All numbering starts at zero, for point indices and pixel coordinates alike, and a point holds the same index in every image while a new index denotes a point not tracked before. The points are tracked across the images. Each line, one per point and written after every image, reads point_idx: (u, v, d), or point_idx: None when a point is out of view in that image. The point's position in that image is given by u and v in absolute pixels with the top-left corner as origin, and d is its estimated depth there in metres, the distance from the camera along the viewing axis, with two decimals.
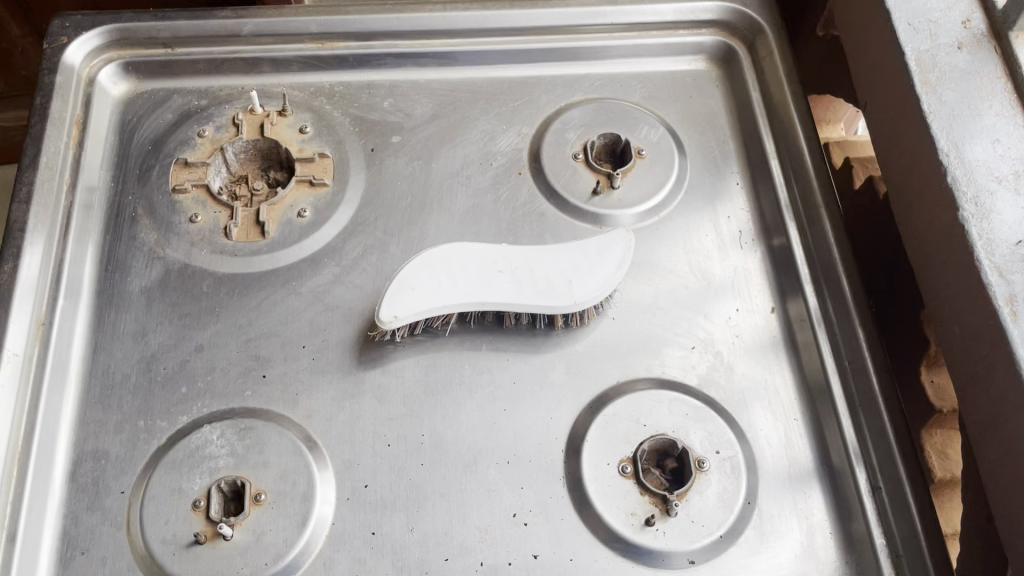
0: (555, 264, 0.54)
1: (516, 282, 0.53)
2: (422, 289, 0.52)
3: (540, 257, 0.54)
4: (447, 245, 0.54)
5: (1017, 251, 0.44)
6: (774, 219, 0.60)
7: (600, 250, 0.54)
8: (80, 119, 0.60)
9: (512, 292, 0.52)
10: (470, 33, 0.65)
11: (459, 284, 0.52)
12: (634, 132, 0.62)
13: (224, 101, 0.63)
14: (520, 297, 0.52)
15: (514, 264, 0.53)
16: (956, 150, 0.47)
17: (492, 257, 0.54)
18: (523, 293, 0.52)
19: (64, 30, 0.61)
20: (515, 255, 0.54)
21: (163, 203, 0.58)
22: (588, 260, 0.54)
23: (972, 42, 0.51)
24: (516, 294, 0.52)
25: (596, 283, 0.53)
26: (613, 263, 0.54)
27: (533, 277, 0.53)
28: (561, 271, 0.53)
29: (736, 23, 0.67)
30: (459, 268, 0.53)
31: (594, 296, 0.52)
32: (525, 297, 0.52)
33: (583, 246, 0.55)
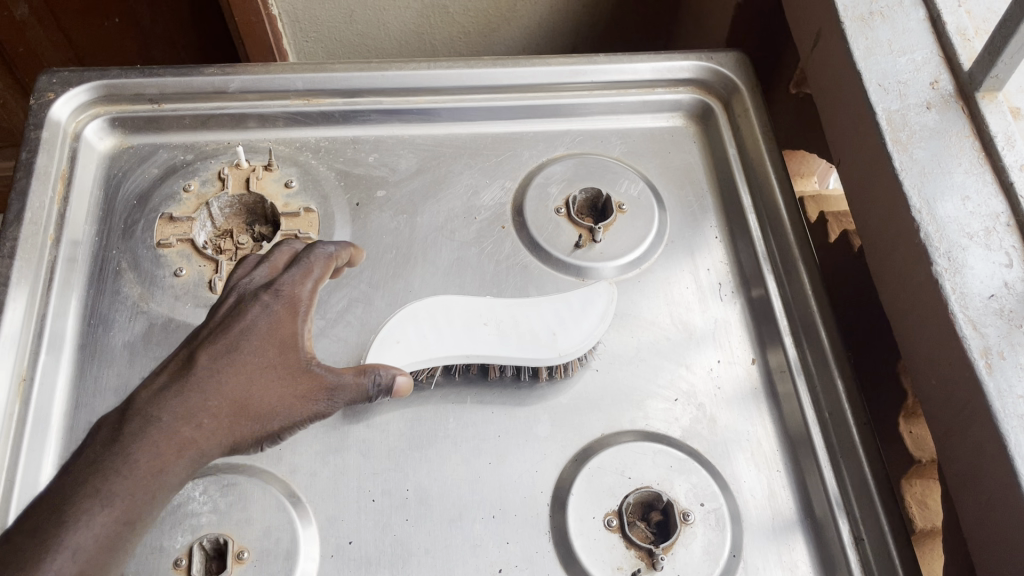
0: (540, 317, 0.54)
1: (500, 336, 0.53)
2: (406, 343, 0.52)
3: (523, 309, 0.55)
4: (431, 297, 0.55)
5: (990, 305, 0.45)
6: (753, 270, 0.61)
7: (584, 304, 0.55)
8: (65, 174, 0.60)
9: (496, 345, 0.53)
10: (453, 91, 0.66)
11: (445, 337, 0.53)
12: (615, 187, 0.64)
13: (209, 155, 0.63)
14: (504, 350, 0.53)
15: (499, 317, 0.54)
16: (928, 207, 0.48)
17: (478, 310, 0.54)
18: (508, 347, 0.53)
19: (52, 86, 0.62)
20: (501, 309, 0.54)
21: (148, 257, 0.58)
22: (571, 314, 0.55)
23: (940, 102, 0.53)
24: (502, 347, 0.53)
25: (580, 335, 0.54)
26: (596, 317, 0.55)
27: (518, 330, 0.54)
28: (546, 323, 0.54)
29: (712, 81, 0.68)
30: (445, 321, 0.54)
31: (577, 348, 0.53)
32: (511, 350, 0.53)
33: (566, 299, 0.56)
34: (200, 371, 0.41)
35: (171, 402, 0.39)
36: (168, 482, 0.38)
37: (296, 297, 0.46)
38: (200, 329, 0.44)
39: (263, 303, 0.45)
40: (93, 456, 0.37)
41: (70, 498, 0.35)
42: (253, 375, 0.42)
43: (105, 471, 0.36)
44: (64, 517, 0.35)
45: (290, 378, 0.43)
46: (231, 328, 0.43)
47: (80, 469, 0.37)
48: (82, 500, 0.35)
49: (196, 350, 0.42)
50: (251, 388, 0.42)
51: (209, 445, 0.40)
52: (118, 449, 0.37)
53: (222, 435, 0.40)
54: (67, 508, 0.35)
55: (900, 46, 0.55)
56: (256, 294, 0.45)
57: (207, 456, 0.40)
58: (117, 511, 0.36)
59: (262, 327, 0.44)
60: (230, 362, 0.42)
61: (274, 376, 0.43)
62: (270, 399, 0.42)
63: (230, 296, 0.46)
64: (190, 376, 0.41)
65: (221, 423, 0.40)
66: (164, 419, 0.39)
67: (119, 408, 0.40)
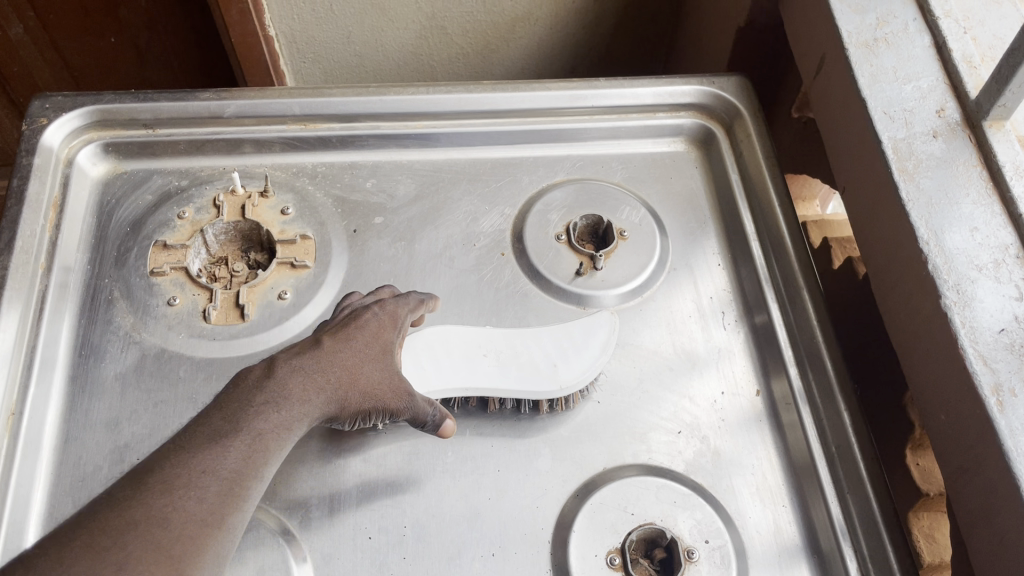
0: (542, 348, 0.54)
1: (501, 367, 0.53)
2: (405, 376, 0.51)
3: (524, 339, 0.54)
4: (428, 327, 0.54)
5: (1000, 340, 0.44)
6: (756, 297, 0.60)
7: (586, 335, 0.55)
8: (57, 201, 0.59)
9: (498, 377, 0.52)
10: (452, 116, 0.65)
11: (445, 370, 0.52)
12: (616, 213, 0.63)
13: (204, 182, 0.62)
14: (505, 382, 0.52)
15: (499, 348, 0.53)
16: (935, 238, 0.48)
17: (476, 341, 0.54)
18: (510, 378, 0.52)
19: (45, 111, 0.61)
20: (500, 340, 0.54)
21: (141, 285, 0.57)
22: (574, 344, 0.54)
23: (947, 131, 0.52)
24: (504, 379, 0.52)
25: (580, 365, 0.53)
26: (599, 347, 0.55)
27: (520, 361, 0.53)
28: (547, 354, 0.54)
29: (714, 106, 0.68)
30: (443, 353, 0.53)
31: (580, 379, 0.53)
32: (513, 382, 0.52)
33: (568, 330, 0.55)
34: (317, 353, 0.46)
35: (295, 371, 0.44)
36: (283, 440, 0.43)
37: (393, 314, 0.51)
38: (313, 330, 0.49)
39: (368, 313, 0.50)
40: (223, 411, 0.41)
41: (208, 439, 0.40)
42: (361, 364, 0.47)
43: (237, 423, 0.41)
44: (202, 453, 0.39)
45: (388, 372, 0.48)
46: (342, 329, 0.48)
47: (216, 417, 0.41)
48: (217, 441, 0.40)
49: (312, 339, 0.47)
50: (357, 373, 0.47)
51: (318, 411, 0.45)
52: (250, 401, 0.42)
53: (330, 407, 0.45)
54: (205, 446, 0.39)
55: (905, 73, 0.54)
56: (362, 307, 0.50)
57: (312, 419, 0.45)
58: (246, 458, 0.40)
59: (367, 330, 0.49)
60: (342, 349, 0.47)
61: (375, 367, 0.48)
62: (371, 386, 0.47)
63: (337, 312, 0.51)
64: (311, 353, 0.46)
65: (330, 398, 0.45)
66: (285, 384, 0.44)
67: (242, 375, 0.44)
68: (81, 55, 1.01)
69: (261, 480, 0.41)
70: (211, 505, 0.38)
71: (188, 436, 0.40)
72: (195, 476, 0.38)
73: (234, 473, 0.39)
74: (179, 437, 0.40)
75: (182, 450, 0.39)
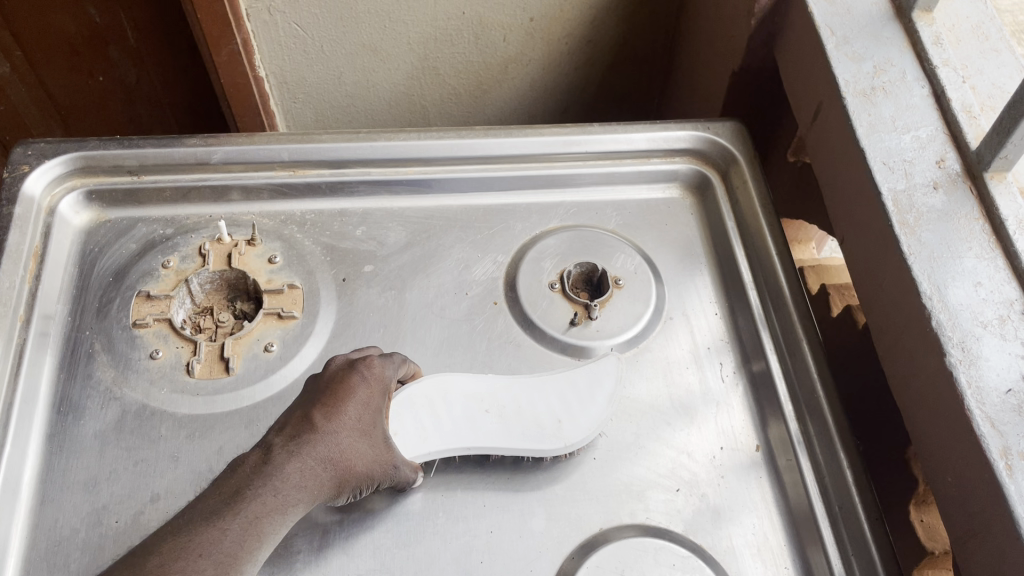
0: (546, 400, 0.53)
1: (504, 426, 0.51)
2: (404, 436, 0.50)
3: (527, 393, 0.53)
4: (423, 376, 0.53)
5: (1008, 400, 0.43)
6: (754, 346, 0.59)
7: (591, 383, 0.54)
8: (37, 251, 0.57)
9: (500, 437, 0.51)
10: (444, 162, 0.64)
11: (445, 429, 0.51)
12: (610, 261, 0.62)
13: (190, 230, 0.61)
14: (508, 442, 0.51)
15: (502, 403, 0.52)
16: (938, 293, 0.47)
17: (479, 395, 0.52)
18: (513, 438, 0.51)
19: (27, 158, 0.60)
20: (503, 393, 0.53)
21: (123, 337, 0.55)
22: (578, 395, 0.53)
23: (947, 182, 0.51)
24: (506, 439, 0.51)
25: (585, 421, 0.52)
26: (603, 397, 0.53)
27: (522, 417, 0.52)
28: (551, 409, 0.52)
29: (709, 151, 0.67)
30: (444, 410, 0.51)
31: (584, 435, 0.51)
32: (516, 442, 0.51)
33: (572, 378, 0.54)
34: (314, 432, 0.44)
35: (292, 454, 0.43)
36: (279, 525, 0.42)
37: (383, 379, 0.49)
38: (303, 396, 0.47)
39: (360, 377, 0.48)
40: (216, 500, 0.41)
41: (203, 529, 0.39)
42: (355, 440, 0.46)
43: (233, 511, 0.40)
44: (196, 543, 0.39)
45: (380, 445, 0.47)
46: (334, 396, 0.46)
47: (210, 506, 0.40)
48: (212, 531, 0.39)
49: (306, 411, 0.45)
50: (351, 452, 0.45)
51: (313, 494, 0.44)
52: (246, 489, 0.41)
53: (324, 488, 0.44)
54: (201, 537, 0.39)
55: (904, 122, 0.53)
56: (351, 367, 0.48)
57: (310, 502, 0.44)
58: (240, 547, 0.40)
59: (360, 399, 0.47)
60: (337, 425, 0.45)
61: (367, 442, 0.46)
62: (363, 463, 0.46)
63: (324, 369, 0.49)
64: (306, 432, 0.44)
65: (325, 479, 0.44)
66: (282, 471, 0.42)
67: (239, 459, 0.43)
68: (72, 108, 0.99)
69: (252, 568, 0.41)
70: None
71: (183, 523, 0.40)
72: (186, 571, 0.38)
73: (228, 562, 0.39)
74: (172, 524, 0.40)
75: (176, 537, 0.39)
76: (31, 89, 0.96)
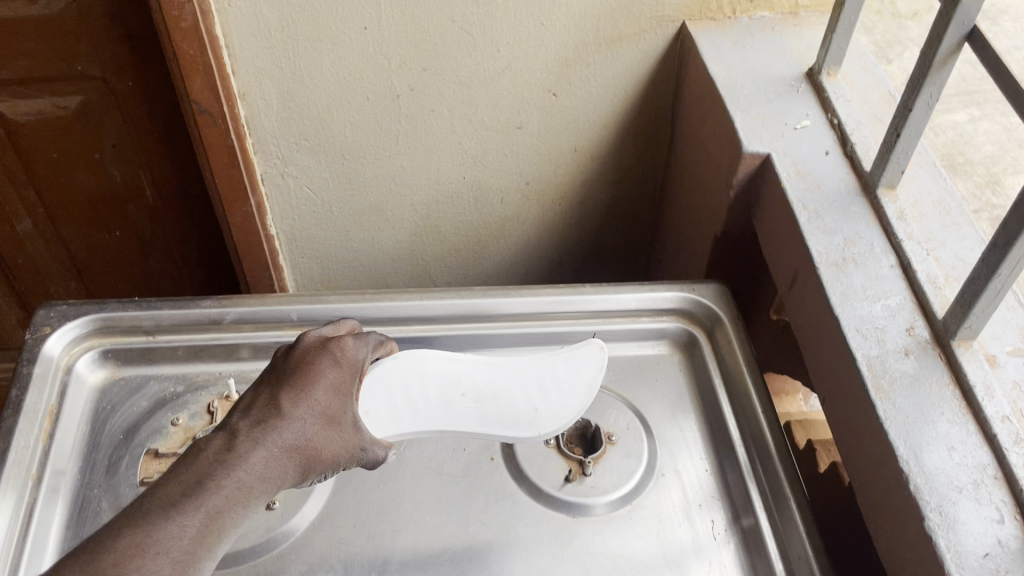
0: (523, 391, 0.60)
1: (479, 414, 0.58)
2: (376, 416, 0.56)
3: (503, 383, 0.60)
4: (402, 352, 0.59)
5: (987, 564, 0.44)
6: (743, 502, 0.60)
7: (571, 372, 0.60)
8: (53, 409, 0.60)
9: (474, 421, 0.58)
10: (445, 321, 0.68)
11: (420, 416, 0.57)
12: (603, 417, 0.64)
13: (199, 387, 0.63)
14: (482, 428, 0.58)
15: (478, 390, 0.59)
16: (915, 457, 0.49)
17: (457, 383, 0.59)
18: (486, 424, 0.58)
19: (49, 320, 0.63)
20: (479, 377, 0.60)
21: (128, 494, 0.56)
22: (556, 388, 0.60)
23: (918, 349, 0.54)
24: (479, 423, 0.58)
25: (558, 416, 0.58)
26: (585, 386, 0.59)
27: (498, 402, 0.59)
28: (525, 400, 0.59)
29: (695, 311, 0.70)
30: (421, 398, 0.58)
31: (556, 427, 0.58)
32: (489, 426, 0.58)
33: (544, 381, 0.60)
34: (280, 416, 0.47)
35: (255, 441, 0.45)
36: (241, 512, 0.44)
37: (352, 363, 0.52)
38: (270, 376, 0.50)
39: (328, 360, 0.51)
40: (181, 485, 0.43)
41: (164, 515, 0.41)
42: (323, 422, 0.48)
43: (195, 499, 0.42)
44: (159, 534, 0.40)
45: (347, 431, 0.49)
46: (302, 379, 0.49)
47: (172, 492, 0.42)
48: (173, 519, 0.41)
49: (272, 394, 0.48)
50: (317, 438, 0.47)
51: (278, 481, 0.46)
52: (207, 476, 0.43)
53: (289, 474, 0.46)
54: (162, 525, 0.41)
55: (874, 291, 0.57)
56: (322, 350, 0.52)
57: (273, 491, 0.46)
58: (203, 538, 0.42)
59: (327, 384, 0.50)
60: (304, 409, 0.48)
61: (335, 425, 0.49)
62: (330, 449, 0.48)
63: (293, 348, 0.52)
64: (271, 416, 0.47)
65: (290, 463, 0.46)
66: (244, 457, 0.44)
67: (205, 444, 0.45)
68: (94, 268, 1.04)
69: (214, 557, 0.42)
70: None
71: (142, 509, 0.41)
72: (146, 561, 0.39)
73: (189, 553, 0.41)
74: (132, 510, 0.42)
75: (136, 527, 0.40)
76: (58, 256, 1.01)
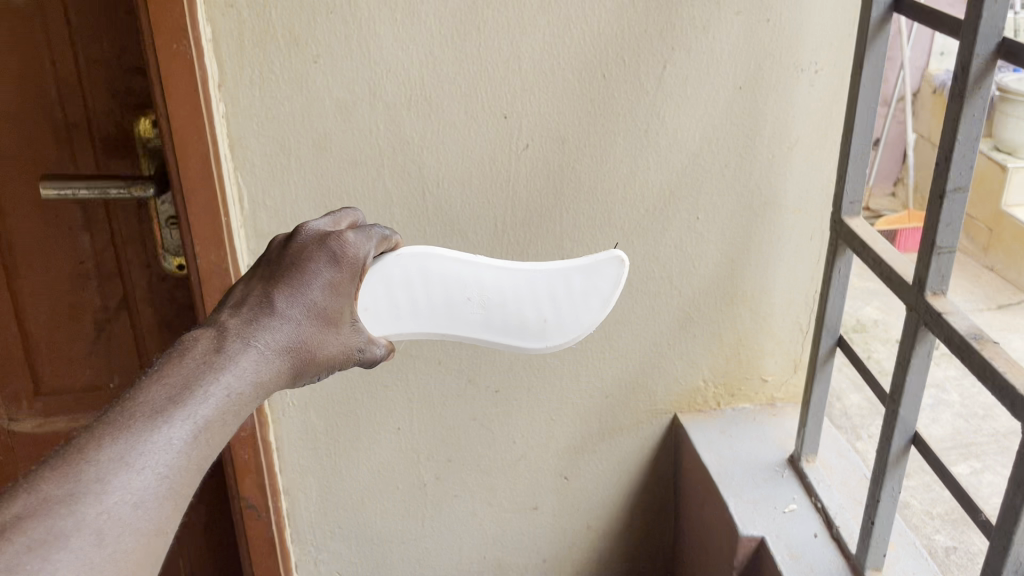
0: (531, 301, 0.58)
1: (482, 316, 0.57)
2: (376, 313, 0.55)
3: (513, 278, 0.58)
4: (407, 251, 0.55)
5: None
6: None
7: (585, 284, 0.58)
8: None
9: (476, 326, 0.57)
10: None
11: (424, 313, 0.56)
12: None
13: None
14: (483, 333, 0.58)
15: (484, 293, 0.57)
16: None
17: (463, 280, 0.57)
18: (488, 329, 0.58)
19: None
20: (486, 276, 0.57)
21: None
22: (570, 300, 0.58)
23: None
24: (481, 329, 0.58)
25: (568, 326, 0.58)
26: (597, 304, 0.58)
27: (505, 312, 0.57)
28: (535, 308, 0.58)
29: None
30: (422, 287, 0.56)
31: (563, 339, 0.58)
32: (489, 332, 0.58)
33: (568, 272, 0.58)
34: (273, 315, 0.44)
35: (244, 343, 0.43)
36: (233, 421, 0.41)
37: (353, 261, 0.48)
38: (266, 265, 0.47)
39: (324, 257, 0.47)
40: (161, 388, 0.39)
41: (149, 428, 0.37)
42: (321, 317, 0.46)
43: (183, 412, 0.39)
44: (139, 438, 0.37)
45: (345, 330, 0.48)
46: (296, 271, 0.46)
47: (158, 392, 0.39)
48: (161, 432, 0.37)
49: (263, 298, 0.45)
50: (311, 338, 0.45)
51: (273, 379, 0.44)
52: (193, 379, 0.40)
53: (283, 375, 0.44)
54: (150, 438, 0.37)
55: None
56: (319, 246, 0.47)
57: (265, 392, 0.43)
58: (189, 453, 0.38)
59: (321, 281, 0.46)
60: (301, 308, 0.45)
61: (331, 325, 0.46)
62: (326, 349, 0.46)
63: (290, 240, 0.48)
64: (260, 314, 0.44)
65: (280, 367, 0.44)
66: (233, 363, 0.42)
67: (187, 342, 0.42)
68: None
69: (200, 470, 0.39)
70: (145, 504, 0.36)
71: (126, 413, 0.38)
72: (130, 469, 0.36)
73: (173, 467, 0.37)
74: (116, 411, 0.38)
75: (122, 434, 0.36)
76: None
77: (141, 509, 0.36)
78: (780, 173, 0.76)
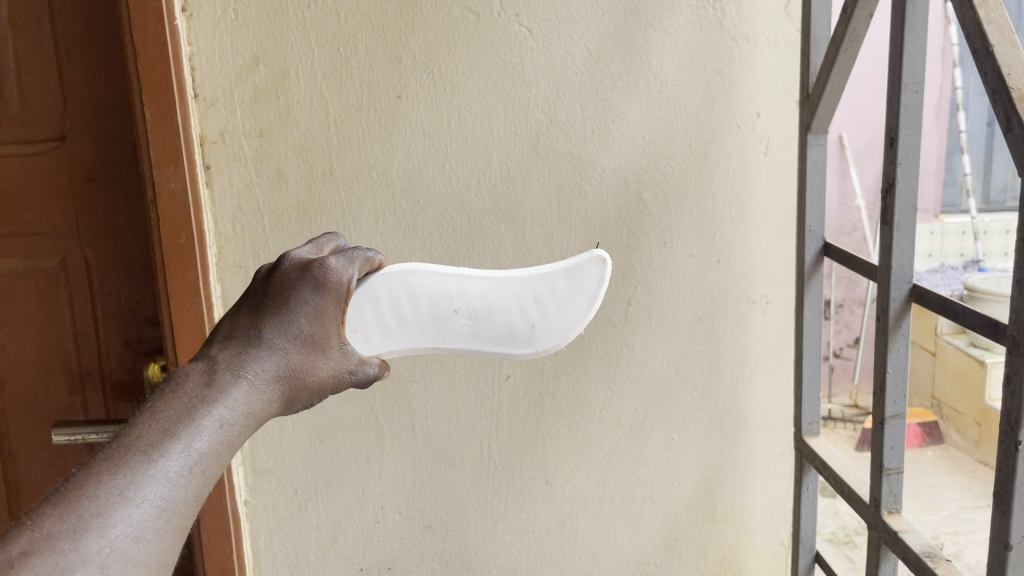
0: (516, 305, 0.49)
1: (472, 324, 0.48)
2: (366, 333, 0.46)
3: (501, 285, 0.49)
4: (391, 267, 0.47)
5: None
6: None
7: (570, 288, 0.49)
8: None
9: (466, 337, 0.48)
10: None
11: (413, 326, 0.48)
12: None
13: None
14: (474, 346, 0.49)
15: (472, 301, 0.48)
16: None
17: (449, 290, 0.48)
18: (479, 338, 0.48)
19: None
20: (472, 284, 0.49)
21: None
22: (557, 303, 0.49)
23: None
24: (472, 339, 0.49)
25: (560, 329, 0.49)
26: (585, 305, 0.49)
27: (494, 320, 0.48)
28: (524, 312, 0.49)
29: None
30: (412, 309, 0.48)
31: (556, 342, 0.49)
32: (480, 343, 0.49)
33: (552, 279, 0.49)
34: (261, 345, 0.38)
35: (235, 374, 0.36)
36: (229, 454, 0.34)
37: (341, 287, 0.41)
38: (251, 297, 0.40)
39: (311, 283, 0.40)
40: (154, 422, 0.32)
41: (145, 462, 0.30)
42: (315, 341, 0.39)
43: (178, 443, 0.32)
44: (140, 473, 0.30)
45: (335, 354, 0.41)
46: (286, 293, 0.39)
47: (151, 426, 0.32)
48: (158, 464, 0.30)
49: (249, 332, 0.38)
50: (306, 366, 0.39)
51: (266, 408, 0.37)
52: (190, 410, 0.33)
53: (275, 406, 0.37)
54: (148, 471, 0.30)
55: None
56: (304, 272, 0.40)
57: (258, 423, 0.36)
58: (195, 494, 0.31)
59: (312, 306, 0.40)
60: (290, 336, 0.38)
61: (321, 351, 0.40)
62: (318, 374, 0.39)
63: (273, 269, 0.41)
64: (251, 341, 0.38)
65: (272, 396, 0.37)
66: (225, 395, 0.35)
67: (174, 375, 0.35)
68: None
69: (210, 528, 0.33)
70: (150, 542, 0.29)
71: (116, 454, 0.30)
72: (130, 505, 0.29)
73: (173, 499, 0.30)
74: (110, 450, 0.31)
75: (119, 471, 0.30)
76: None
77: (144, 542, 0.29)
78: (744, 395, 0.82)
